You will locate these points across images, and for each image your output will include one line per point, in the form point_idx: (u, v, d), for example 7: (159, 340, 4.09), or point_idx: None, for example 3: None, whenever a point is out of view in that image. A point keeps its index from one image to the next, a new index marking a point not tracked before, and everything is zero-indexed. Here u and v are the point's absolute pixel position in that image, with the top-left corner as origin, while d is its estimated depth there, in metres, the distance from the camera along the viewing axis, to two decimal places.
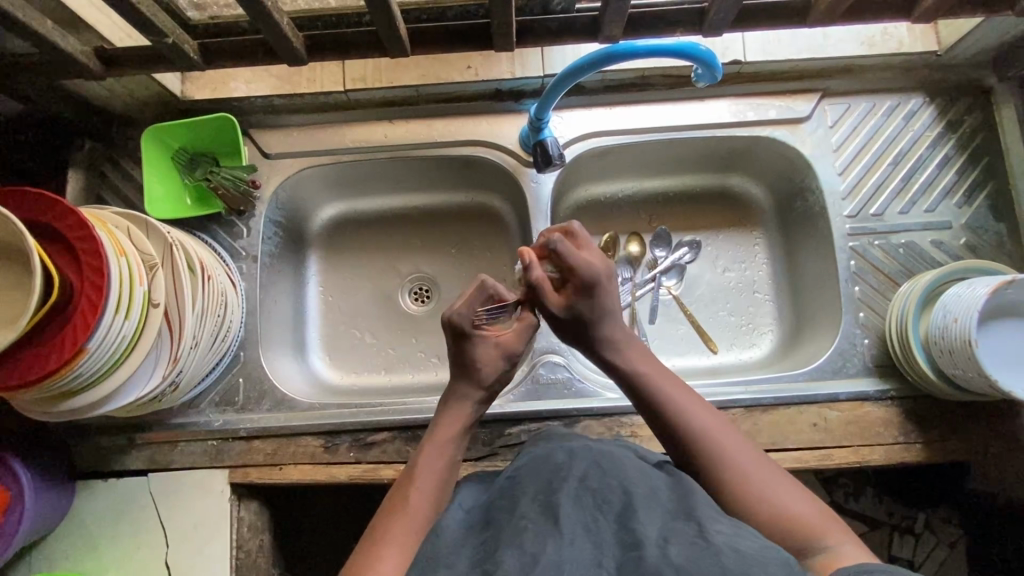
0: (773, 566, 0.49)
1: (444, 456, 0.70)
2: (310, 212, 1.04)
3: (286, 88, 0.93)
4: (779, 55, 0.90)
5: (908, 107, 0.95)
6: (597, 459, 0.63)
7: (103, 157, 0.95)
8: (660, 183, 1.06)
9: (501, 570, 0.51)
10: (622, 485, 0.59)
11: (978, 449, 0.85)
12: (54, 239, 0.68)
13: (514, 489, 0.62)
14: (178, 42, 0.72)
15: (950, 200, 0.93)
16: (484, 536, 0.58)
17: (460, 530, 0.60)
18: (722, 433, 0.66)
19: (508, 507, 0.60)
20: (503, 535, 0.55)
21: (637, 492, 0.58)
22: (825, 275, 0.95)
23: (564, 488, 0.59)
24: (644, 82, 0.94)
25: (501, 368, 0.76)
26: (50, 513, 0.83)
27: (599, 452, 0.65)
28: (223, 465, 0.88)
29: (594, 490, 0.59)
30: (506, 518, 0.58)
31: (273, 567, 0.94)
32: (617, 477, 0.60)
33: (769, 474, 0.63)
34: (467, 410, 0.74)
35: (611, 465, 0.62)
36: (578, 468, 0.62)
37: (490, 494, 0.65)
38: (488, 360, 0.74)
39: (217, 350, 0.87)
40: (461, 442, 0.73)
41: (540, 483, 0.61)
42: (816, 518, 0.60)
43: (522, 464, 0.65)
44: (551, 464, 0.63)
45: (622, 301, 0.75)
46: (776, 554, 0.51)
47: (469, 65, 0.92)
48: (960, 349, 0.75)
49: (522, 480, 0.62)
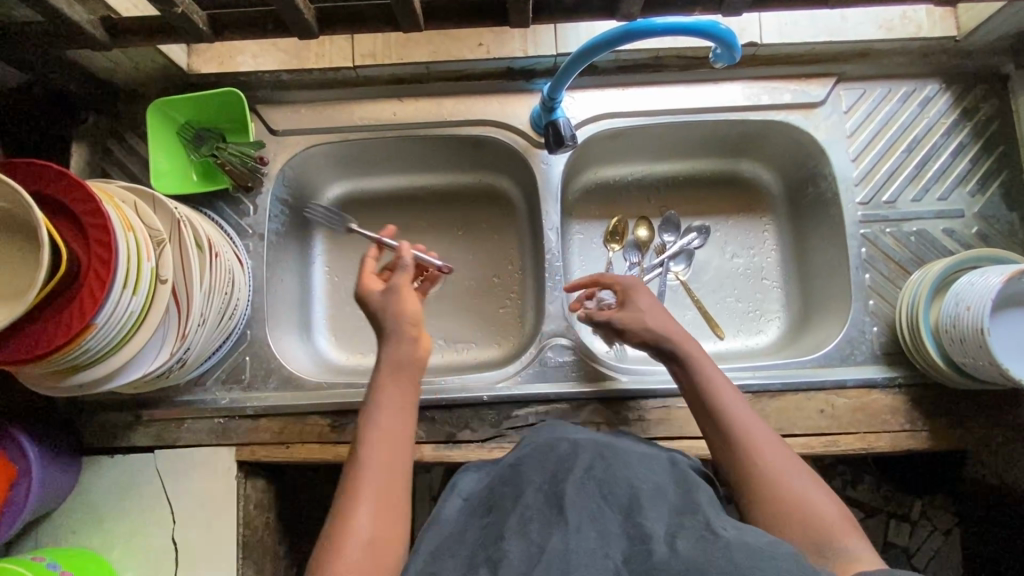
0: (785, 560, 0.49)
1: (392, 410, 0.69)
2: (317, 190, 1.03)
3: (295, 63, 0.91)
4: (796, 37, 0.89)
5: (923, 93, 0.94)
6: (603, 452, 0.64)
7: (107, 131, 0.93)
8: (670, 167, 1.05)
9: (508, 560, 0.54)
10: (626, 479, 0.61)
11: (983, 437, 0.85)
12: (61, 213, 0.67)
13: (519, 475, 0.64)
14: (187, 12, 0.70)
15: (963, 189, 0.92)
16: (488, 519, 0.61)
17: (460, 516, 0.64)
18: (761, 440, 0.67)
19: (513, 494, 0.62)
20: (510, 524, 0.57)
21: (642, 488, 0.60)
22: (836, 262, 0.94)
23: (570, 477, 0.60)
24: (657, 63, 0.93)
25: (395, 302, 0.74)
26: (55, 489, 0.83)
27: (606, 445, 0.66)
28: (229, 443, 0.88)
29: (599, 480, 0.60)
30: (510, 505, 0.60)
31: (277, 544, 0.95)
32: (615, 467, 0.62)
33: (795, 470, 0.64)
34: (398, 358, 0.72)
35: (617, 458, 0.64)
36: (583, 459, 0.63)
37: (492, 479, 0.67)
38: (381, 307, 0.74)
39: (225, 328, 0.86)
40: (407, 391, 0.71)
41: (546, 473, 0.63)
42: (837, 523, 0.60)
43: (525, 454, 0.67)
44: (557, 454, 0.65)
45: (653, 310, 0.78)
46: (786, 549, 0.51)
47: (480, 42, 0.90)
48: (972, 338, 0.75)
49: (528, 470, 0.64)
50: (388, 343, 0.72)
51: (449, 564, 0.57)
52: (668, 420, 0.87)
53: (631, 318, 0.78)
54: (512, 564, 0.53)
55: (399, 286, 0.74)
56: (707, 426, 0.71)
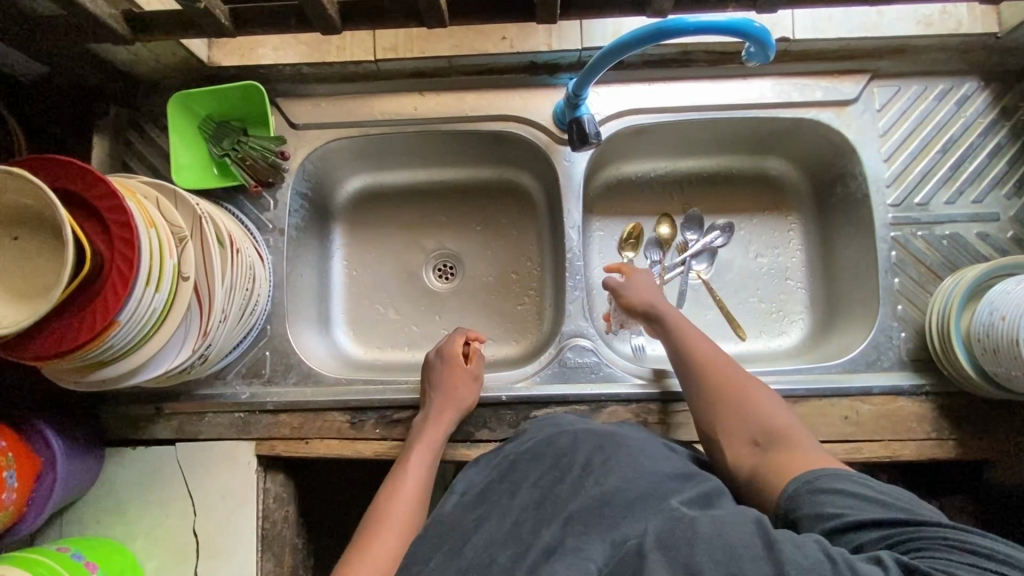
0: (750, 537, 0.50)
1: (417, 471, 0.80)
2: (337, 184, 1.02)
3: (315, 56, 0.90)
4: (830, 33, 0.86)
5: (960, 92, 0.91)
6: (603, 446, 0.68)
7: (127, 123, 0.93)
8: (694, 163, 1.03)
9: (500, 561, 0.59)
10: (626, 472, 0.64)
11: (1012, 447, 0.84)
12: (82, 209, 0.67)
13: (515, 475, 0.70)
14: (208, 7, 0.69)
15: (999, 191, 0.90)
16: (478, 513, 0.67)
17: (462, 506, 0.69)
18: (742, 392, 0.74)
19: (509, 493, 0.68)
20: (503, 523, 0.63)
21: (638, 482, 0.63)
22: (864, 265, 0.92)
23: (568, 477, 0.65)
24: (685, 58, 0.90)
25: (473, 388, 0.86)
26: (79, 481, 0.84)
27: (605, 438, 0.70)
28: (249, 437, 0.88)
29: (605, 474, 0.64)
30: (506, 501, 0.67)
31: (296, 536, 0.96)
32: (621, 463, 0.65)
33: (775, 413, 0.72)
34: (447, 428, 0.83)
35: (615, 450, 0.68)
36: (582, 455, 0.68)
37: (492, 475, 0.73)
38: (454, 380, 0.85)
39: (245, 324, 0.86)
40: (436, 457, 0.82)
41: (543, 469, 0.69)
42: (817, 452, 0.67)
43: (527, 448, 0.73)
44: (556, 450, 0.70)
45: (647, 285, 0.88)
46: (750, 520, 0.52)
47: (504, 36, 0.89)
48: (1005, 348, 0.73)
49: (526, 466, 0.70)
50: (451, 412, 0.83)
51: (443, 557, 0.62)
52: (689, 423, 0.86)
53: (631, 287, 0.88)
54: (504, 561, 0.59)
55: (475, 373, 0.87)
56: (693, 382, 0.78)
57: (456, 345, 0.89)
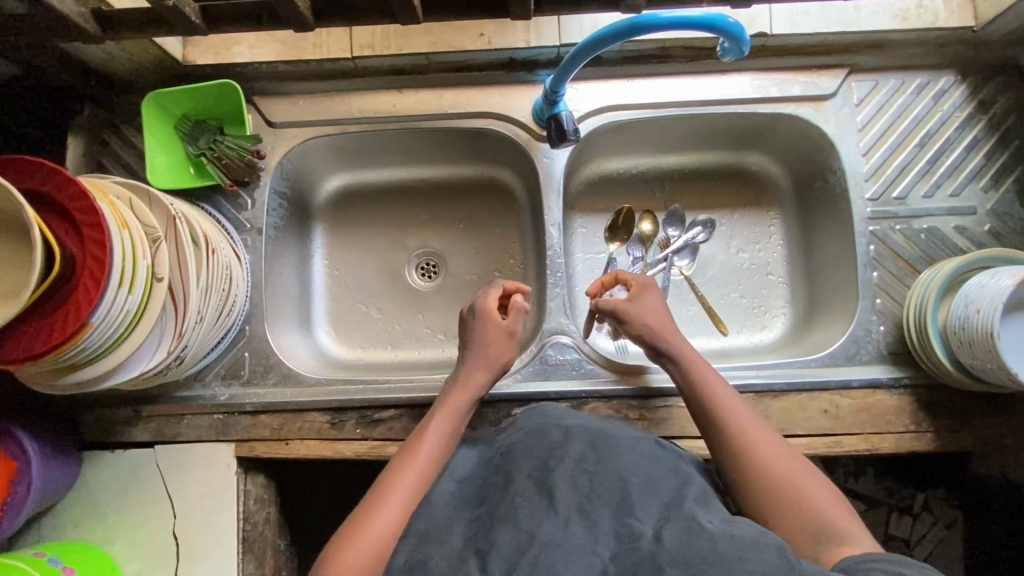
0: (765, 548, 0.53)
1: (436, 437, 0.74)
2: (317, 183, 1.01)
3: (291, 54, 0.89)
4: (807, 28, 0.86)
5: (938, 86, 0.91)
6: (595, 442, 0.68)
7: (105, 123, 0.92)
8: (675, 159, 1.03)
9: (496, 548, 0.59)
10: (618, 471, 0.64)
11: (989, 438, 0.84)
12: (52, 209, 0.66)
13: (510, 465, 0.69)
14: (178, 5, 0.68)
15: (976, 184, 0.90)
16: (478, 512, 0.66)
17: (448, 505, 0.70)
18: (756, 435, 0.71)
19: (502, 486, 0.67)
20: (500, 512, 0.63)
21: (633, 481, 0.64)
22: (844, 259, 0.92)
23: (560, 469, 0.65)
24: (662, 54, 0.91)
25: (507, 343, 0.83)
26: (56, 484, 0.83)
27: (599, 434, 0.70)
28: (228, 439, 0.88)
29: (591, 471, 0.64)
30: (499, 498, 0.65)
31: (278, 536, 0.95)
32: (612, 462, 0.66)
33: (791, 460, 0.69)
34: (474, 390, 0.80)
35: (607, 449, 0.67)
36: (575, 450, 0.67)
37: (481, 469, 0.73)
38: (494, 334, 0.82)
39: (222, 326, 0.86)
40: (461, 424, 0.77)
41: (535, 460, 0.67)
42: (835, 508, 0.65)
43: (516, 441, 0.72)
44: (548, 442, 0.69)
45: (654, 309, 0.84)
46: (770, 540, 0.55)
47: (481, 32, 0.89)
48: (981, 340, 0.73)
49: (516, 459, 0.69)
50: (481, 376, 0.80)
51: (437, 550, 0.63)
52: (670, 419, 0.86)
53: (635, 311, 0.83)
54: (500, 549, 0.59)
55: (515, 329, 0.84)
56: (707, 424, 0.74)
57: (493, 299, 0.85)
